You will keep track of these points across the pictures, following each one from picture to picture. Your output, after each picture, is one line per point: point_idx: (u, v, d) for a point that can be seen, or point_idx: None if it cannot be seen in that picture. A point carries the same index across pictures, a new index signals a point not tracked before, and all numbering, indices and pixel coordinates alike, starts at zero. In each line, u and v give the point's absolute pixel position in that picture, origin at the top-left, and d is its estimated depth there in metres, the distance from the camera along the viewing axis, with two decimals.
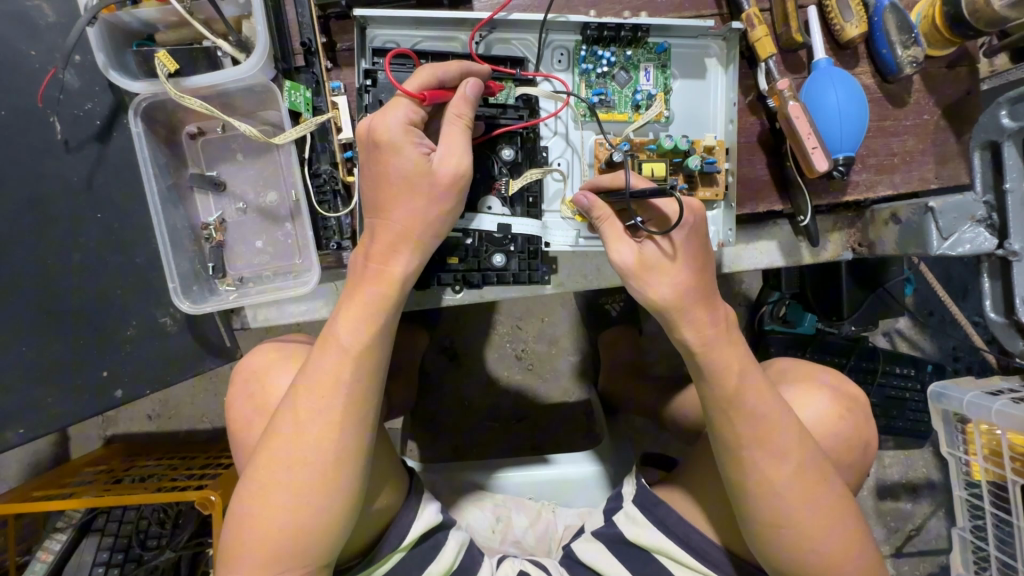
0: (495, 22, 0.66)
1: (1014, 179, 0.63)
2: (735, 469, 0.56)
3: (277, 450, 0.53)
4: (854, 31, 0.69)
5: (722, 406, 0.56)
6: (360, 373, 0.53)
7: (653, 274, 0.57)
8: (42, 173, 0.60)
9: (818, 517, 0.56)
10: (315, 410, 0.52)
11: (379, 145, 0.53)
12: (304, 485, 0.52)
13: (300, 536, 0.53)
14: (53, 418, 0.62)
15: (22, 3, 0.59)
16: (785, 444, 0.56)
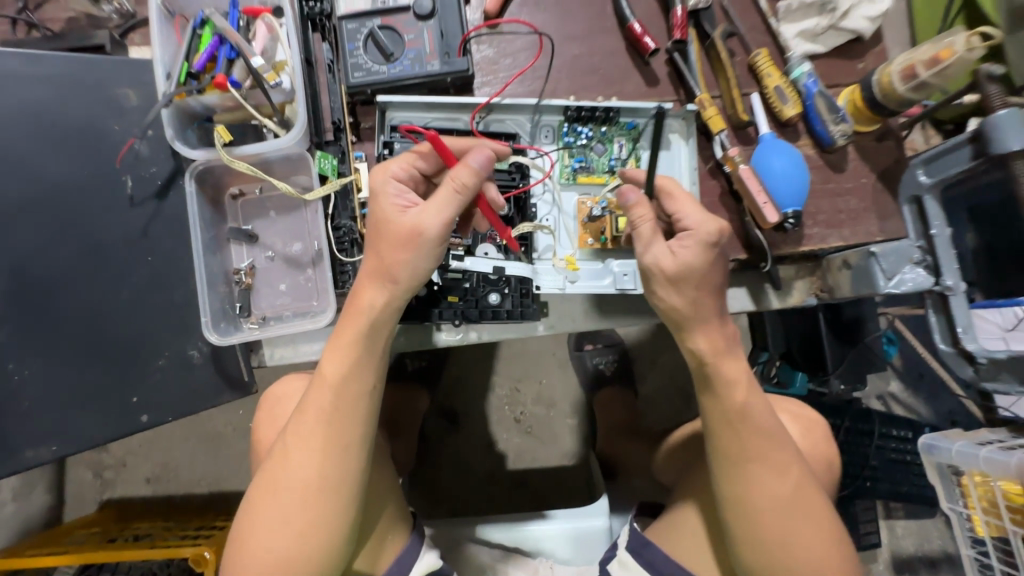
0: (491, 105, 0.80)
1: (938, 225, 0.72)
2: (735, 483, 0.60)
3: (271, 479, 0.60)
4: (790, 111, 0.83)
5: (731, 420, 0.61)
6: (344, 404, 0.61)
7: (668, 285, 0.61)
8: (105, 221, 0.69)
9: (814, 535, 0.60)
10: (301, 441, 0.60)
11: (378, 198, 0.63)
12: (297, 507, 0.59)
13: (297, 554, 0.59)
14: (82, 445, 0.66)
15: (113, 91, 0.71)
16: (782, 460, 0.60)
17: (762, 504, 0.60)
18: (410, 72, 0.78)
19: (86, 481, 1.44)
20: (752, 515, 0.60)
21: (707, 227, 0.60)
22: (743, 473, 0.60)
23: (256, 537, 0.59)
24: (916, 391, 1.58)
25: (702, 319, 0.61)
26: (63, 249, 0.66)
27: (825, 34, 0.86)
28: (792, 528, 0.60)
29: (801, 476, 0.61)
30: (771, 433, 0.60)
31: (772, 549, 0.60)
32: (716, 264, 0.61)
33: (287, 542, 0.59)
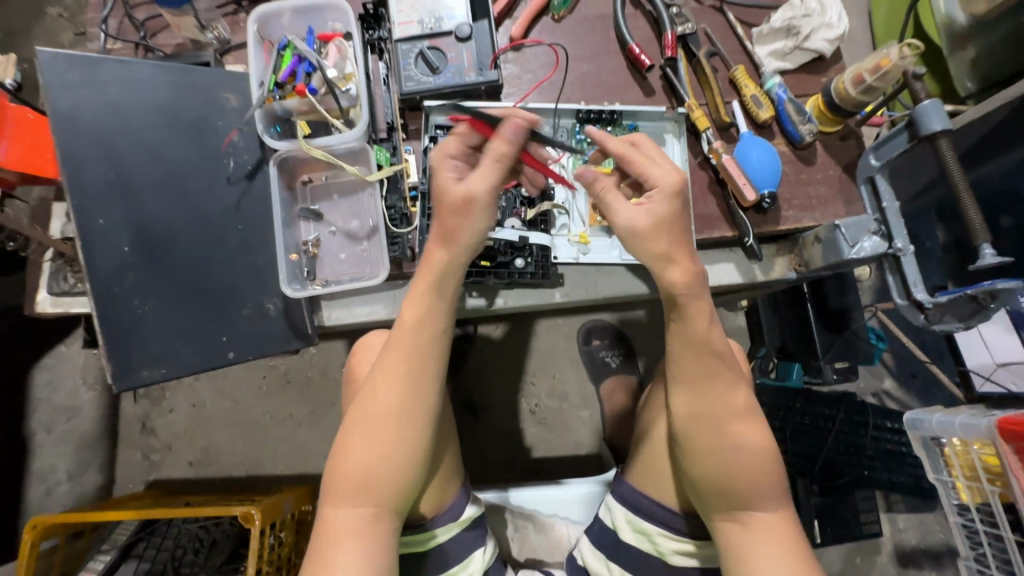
0: (517, 109, 0.97)
1: (888, 200, 0.87)
2: (694, 400, 0.71)
3: (361, 408, 0.71)
4: (765, 114, 0.99)
5: (693, 344, 0.71)
6: (422, 341, 0.72)
7: (646, 236, 0.68)
8: (210, 196, 0.87)
9: (748, 450, 0.70)
10: (388, 375, 0.71)
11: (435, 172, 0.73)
12: (383, 430, 0.70)
13: (386, 470, 0.69)
14: (186, 369, 0.83)
15: (218, 95, 0.89)
16: (730, 380, 0.71)
17: (711, 413, 0.70)
18: (452, 82, 0.97)
19: (134, 462, 1.60)
20: (700, 422, 0.70)
21: (670, 176, 0.69)
22: (699, 387, 0.71)
23: (352, 456, 0.70)
24: (910, 389, 1.66)
25: (672, 260, 0.69)
26: (178, 215, 0.85)
27: (793, 53, 1.04)
28: (733, 435, 0.70)
29: (744, 393, 0.72)
30: (724, 356, 0.72)
31: (714, 453, 0.70)
32: (681, 209, 0.69)
33: (379, 458, 0.69)
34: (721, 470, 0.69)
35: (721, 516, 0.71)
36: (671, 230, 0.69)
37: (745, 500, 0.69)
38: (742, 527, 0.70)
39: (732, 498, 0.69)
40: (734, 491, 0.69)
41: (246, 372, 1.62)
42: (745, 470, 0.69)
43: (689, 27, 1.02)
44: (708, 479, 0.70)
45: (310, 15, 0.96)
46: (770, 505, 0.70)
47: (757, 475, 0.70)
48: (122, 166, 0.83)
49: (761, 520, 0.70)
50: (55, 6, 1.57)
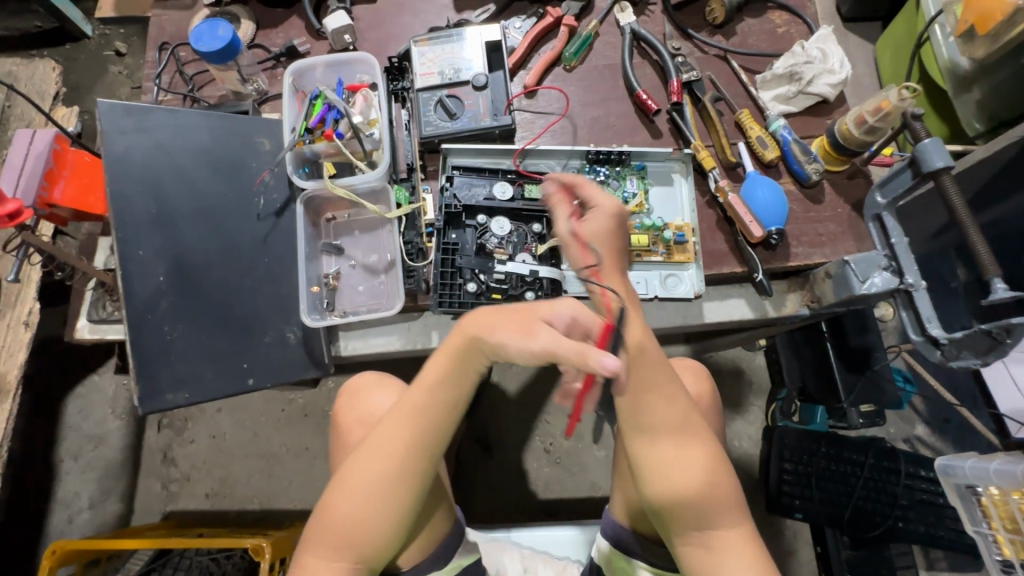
0: (529, 151, 1.02)
1: (897, 236, 0.87)
2: (641, 415, 0.72)
3: (355, 469, 0.73)
4: (770, 155, 1.03)
5: (633, 362, 0.72)
6: (433, 406, 0.73)
7: (579, 246, 0.73)
8: (241, 230, 0.93)
9: (706, 466, 0.73)
10: (389, 438, 0.73)
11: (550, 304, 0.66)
12: (378, 491, 0.73)
13: (374, 521, 0.73)
14: (209, 392, 0.86)
15: (254, 139, 0.97)
16: (675, 401, 0.73)
17: (662, 434, 0.73)
18: (469, 126, 1.03)
19: (153, 492, 1.59)
20: (652, 445, 0.73)
21: (607, 202, 0.74)
22: (644, 407, 0.72)
23: (340, 506, 0.73)
24: (943, 435, 1.58)
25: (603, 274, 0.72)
26: (211, 247, 0.91)
27: (797, 97, 1.08)
28: (684, 456, 0.73)
29: (689, 412, 0.74)
30: (665, 374, 0.73)
31: (670, 476, 0.72)
32: (613, 232, 0.73)
33: (366, 507, 0.73)
34: (676, 492, 0.72)
35: (683, 538, 0.74)
36: (608, 250, 0.73)
37: (699, 514, 0.73)
38: (703, 546, 0.73)
39: (693, 520, 0.73)
40: (691, 511, 0.72)
41: (266, 404, 1.66)
42: (702, 491, 0.72)
43: (694, 75, 1.08)
44: (668, 501, 0.72)
45: (341, 69, 1.06)
46: (729, 523, 0.73)
47: (714, 492, 0.73)
48: (165, 201, 0.90)
49: (722, 537, 0.73)
50: (116, 65, 1.73)
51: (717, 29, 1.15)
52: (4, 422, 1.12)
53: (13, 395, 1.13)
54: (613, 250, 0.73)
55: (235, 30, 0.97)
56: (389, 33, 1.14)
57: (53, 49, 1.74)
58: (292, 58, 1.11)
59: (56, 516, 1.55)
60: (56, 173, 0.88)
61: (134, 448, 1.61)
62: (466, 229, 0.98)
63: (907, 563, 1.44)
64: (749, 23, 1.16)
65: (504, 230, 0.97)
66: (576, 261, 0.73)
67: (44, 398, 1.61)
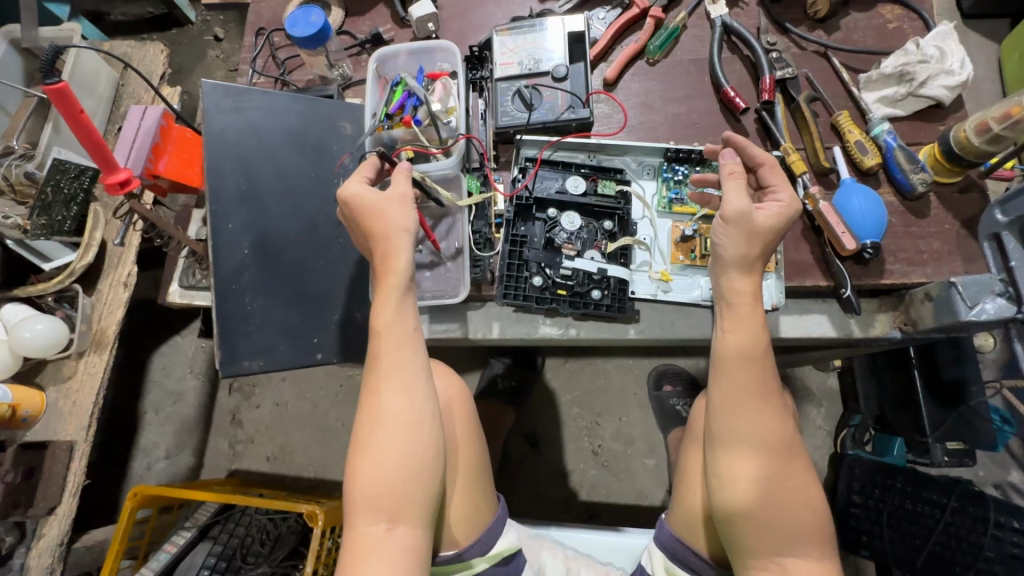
0: (605, 147, 1.00)
1: (1017, 258, 0.78)
2: (735, 417, 0.73)
3: (381, 424, 0.72)
4: (871, 161, 0.94)
5: (744, 366, 0.74)
6: (400, 346, 0.74)
7: (748, 229, 0.74)
8: (318, 210, 0.97)
9: (797, 483, 0.72)
10: (404, 384, 0.73)
11: (357, 202, 0.77)
12: (409, 444, 0.72)
13: (397, 483, 0.71)
14: (281, 362, 0.91)
15: (338, 123, 1.01)
16: (773, 411, 0.73)
17: (757, 442, 0.72)
18: (545, 118, 1.02)
19: (221, 450, 1.71)
20: (738, 448, 0.73)
21: (785, 198, 0.77)
22: (746, 410, 0.73)
23: (377, 471, 0.71)
24: None
25: (749, 267, 0.76)
26: (291, 225, 0.95)
27: (905, 100, 0.99)
28: (773, 467, 0.72)
29: (788, 427, 0.74)
30: (770, 382, 0.74)
31: (751, 486, 0.71)
32: (778, 230, 0.75)
33: (397, 469, 0.71)
34: (762, 503, 0.71)
35: (757, 562, 0.71)
36: (757, 237, 0.74)
37: (782, 531, 0.70)
38: (778, 572, 0.71)
39: (774, 537, 0.70)
40: (773, 528, 0.70)
41: (327, 378, 1.73)
42: (786, 507, 0.71)
43: (789, 72, 1.01)
44: (750, 513, 0.71)
45: (422, 57, 1.07)
46: (810, 552, 0.71)
47: (800, 513, 0.71)
48: (253, 177, 0.95)
49: (798, 564, 0.70)
50: (214, 49, 1.85)
51: (818, 23, 1.07)
52: (101, 371, 1.23)
53: (111, 348, 1.24)
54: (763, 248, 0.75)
55: (326, 16, 1.00)
56: (470, 22, 1.14)
57: (161, 33, 1.88)
58: (376, 46, 1.14)
59: (138, 462, 1.69)
60: (161, 147, 0.96)
61: (207, 407, 1.73)
62: (535, 222, 0.97)
63: None
64: (855, 18, 1.07)
65: (573, 226, 0.95)
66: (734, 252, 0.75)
67: (133, 353, 1.76)
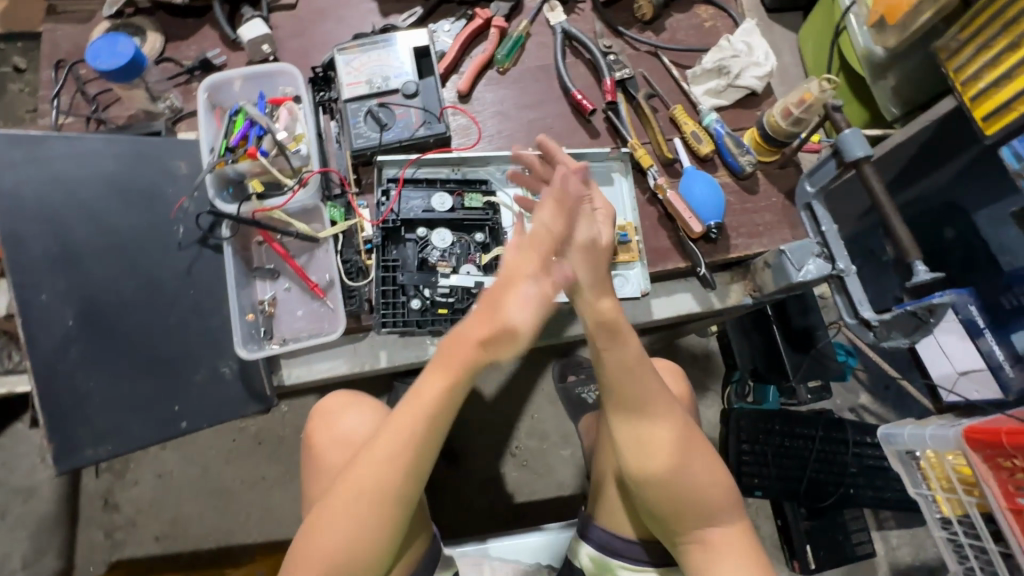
0: (468, 159, 1.00)
1: (827, 224, 0.92)
2: (636, 399, 0.73)
3: (357, 485, 0.72)
4: (705, 148, 1.04)
5: (629, 378, 0.73)
6: (415, 412, 0.73)
7: (593, 261, 0.73)
8: (156, 263, 0.86)
9: (699, 458, 0.74)
10: (388, 448, 0.73)
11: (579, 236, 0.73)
12: (375, 500, 0.72)
13: (366, 539, 0.72)
14: (135, 440, 0.80)
15: (168, 161, 0.91)
16: (666, 408, 0.74)
17: (657, 444, 0.73)
18: (401, 136, 1.00)
19: (96, 542, 1.49)
20: (641, 455, 0.73)
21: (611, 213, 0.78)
22: (638, 417, 0.73)
23: (336, 532, 0.72)
24: (885, 402, 1.69)
25: (609, 288, 0.74)
26: (126, 282, 0.84)
27: (726, 91, 1.10)
28: (673, 458, 0.72)
29: (682, 415, 0.75)
30: (655, 384, 0.73)
31: (664, 460, 0.73)
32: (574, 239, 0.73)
33: (346, 528, 0.72)
34: (664, 494, 0.72)
35: (684, 538, 0.74)
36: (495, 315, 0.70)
37: (691, 499, 0.73)
38: (700, 542, 0.74)
39: (688, 516, 0.73)
40: (684, 513, 0.72)
41: (216, 436, 1.57)
42: (691, 492, 0.72)
43: (626, 72, 1.08)
44: (665, 489, 0.72)
45: (261, 81, 1.00)
46: (725, 522, 0.74)
47: (708, 490, 0.73)
48: (69, 237, 0.83)
49: (720, 537, 0.73)
50: (13, 82, 1.58)
51: (646, 25, 1.15)
52: None
53: None
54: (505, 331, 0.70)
55: (136, 45, 0.89)
56: (311, 41, 1.08)
57: None
58: (206, 72, 1.04)
59: None
60: None
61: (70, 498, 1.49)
62: (406, 244, 0.95)
63: (860, 526, 1.54)
64: (677, 19, 1.17)
65: (445, 242, 0.94)
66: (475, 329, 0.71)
67: None
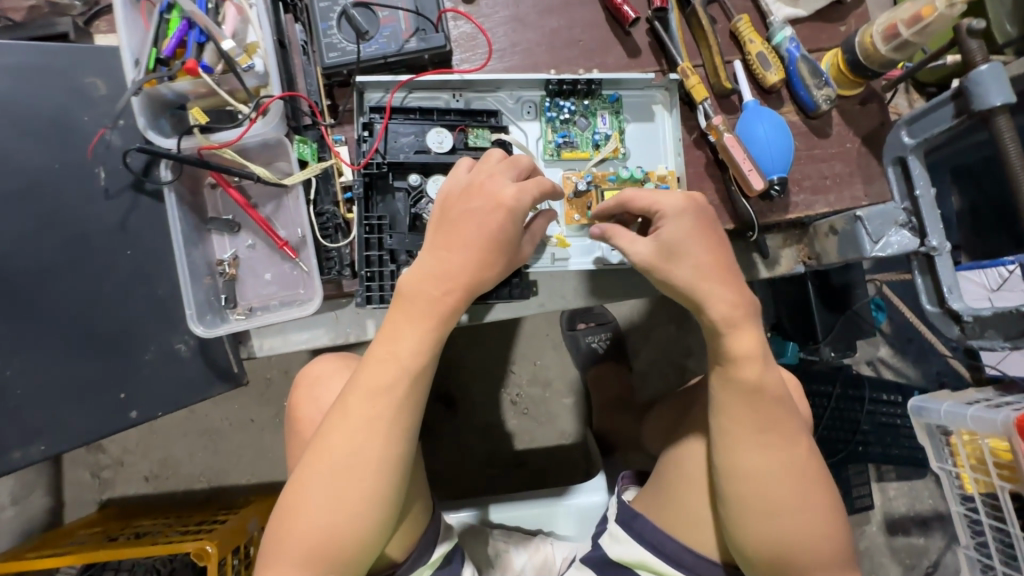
0: (473, 82, 0.79)
1: (922, 186, 0.73)
2: (737, 412, 0.59)
3: (329, 457, 0.54)
4: (774, 78, 0.82)
5: (748, 399, 0.59)
6: (394, 367, 0.55)
7: (663, 267, 0.61)
8: (81, 215, 0.73)
9: (814, 509, 0.59)
10: (368, 412, 0.54)
11: (677, 221, 0.61)
12: (354, 482, 0.53)
13: (346, 532, 0.54)
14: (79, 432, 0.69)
15: (81, 81, 0.74)
16: (779, 435, 0.59)
17: (770, 480, 0.58)
18: (386, 49, 0.77)
19: (84, 481, 1.37)
20: (755, 491, 0.59)
21: (679, 203, 0.61)
22: (754, 445, 0.59)
23: (309, 520, 0.53)
24: (904, 355, 1.53)
25: (709, 292, 0.60)
26: (44, 238, 0.71)
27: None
28: (789, 500, 0.58)
29: (808, 451, 0.60)
30: (782, 410, 0.59)
31: (775, 493, 0.58)
32: (689, 233, 0.61)
33: (329, 531, 0.53)
34: (766, 538, 0.59)
35: None
36: (454, 238, 0.57)
37: (789, 548, 0.59)
38: None
39: (782, 566, 0.60)
40: (782, 559, 0.60)
41: None
42: (798, 539, 0.59)
43: None
44: (772, 525, 0.59)
45: None
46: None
47: (819, 542, 0.59)
48: None
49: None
50: None
51: None
52: None
53: None
54: (488, 259, 0.58)
55: None
56: None
57: None
58: None
59: None
60: None
61: None
62: (395, 194, 0.76)
63: (862, 481, 1.47)
64: None
65: None
66: (427, 256, 0.57)
67: None
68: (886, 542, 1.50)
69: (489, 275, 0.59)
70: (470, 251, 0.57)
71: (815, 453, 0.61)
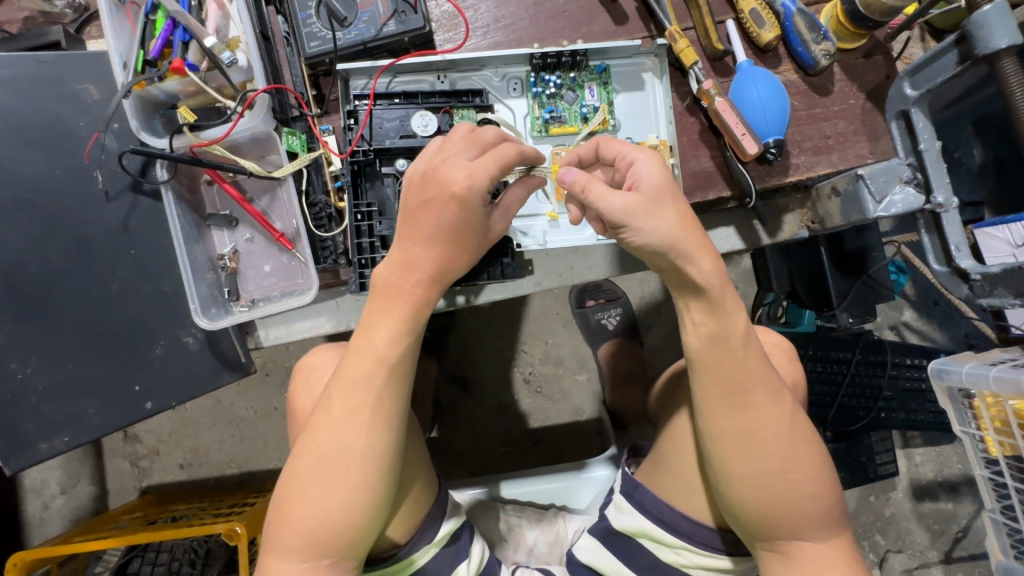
0: (455, 62, 0.78)
1: (926, 140, 0.71)
2: (724, 380, 0.58)
3: (317, 447, 0.56)
4: (769, 35, 0.79)
5: (725, 369, 0.58)
6: (371, 363, 0.56)
7: (646, 213, 0.57)
8: (85, 220, 0.77)
9: (805, 469, 0.59)
10: (349, 404, 0.56)
11: (647, 163, 0.60)
12: (342, 471, 0.55)
13: (337, 517, 0.55)
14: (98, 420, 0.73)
15: (74, 87, 0.77)
16: (767, 399, 0.58)
17: (752, 449, 0.58)
18: (365, 35, 0.77)
19: (124, 470, 1.41)
20: (744, 459, 0.58)
21: (650, 153, 0.61)
22: (730, 415, 0.58)
23: (303, 508, 0.55)
24: (931, 318, 1.47)
25: (685, 253, 0.57)
26: (52, 242, 0.75)
27: None
28: (771, 464, 0.58)
29: (787, 412, 0.59)
30: (755, 371, 0.58)
31: (765, 459, 0.58)
32: (667, 183, 0.59)
33: (323, 519, 0.55)
34: (751, 506, 0.59)
35: (765, 544, 0.61)
36: (419, 226, 0.56)
37: (782, 510, 0.59)
38: (785, 554, 0.61)
39: (769, 530, 0.60)
40: (766, 525, 0.59)
41: None
42: (783, 505, 0.58)
43: None
44: (758, 489, 0.58)
45: None
46: (818, 536, 0.60)
47: (806, 502, 0.59)
48: None
49: (809, 551, 0.61)
50: None
51: None
52: None
53: None
54: (452, 253, 0.58)
55: None
56: None
57: None
58: None
59: (30, 504, 1.38)
60: None
61: None
62: (384, 180, 0.77)
63: (886, 448, 1.44)
64: None
65: None
66: (395, 246, 0.58)
67: None
68: (912, 508, 1.47)
69: (455, 262, 0.59)
70: (436, 243, 0.57)
71: (795, 414, 0.60)
